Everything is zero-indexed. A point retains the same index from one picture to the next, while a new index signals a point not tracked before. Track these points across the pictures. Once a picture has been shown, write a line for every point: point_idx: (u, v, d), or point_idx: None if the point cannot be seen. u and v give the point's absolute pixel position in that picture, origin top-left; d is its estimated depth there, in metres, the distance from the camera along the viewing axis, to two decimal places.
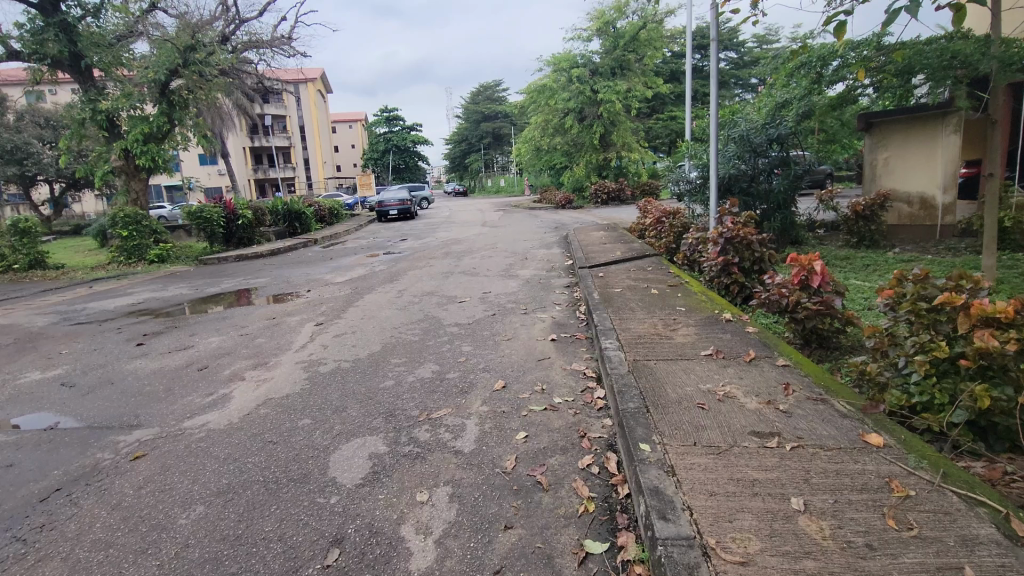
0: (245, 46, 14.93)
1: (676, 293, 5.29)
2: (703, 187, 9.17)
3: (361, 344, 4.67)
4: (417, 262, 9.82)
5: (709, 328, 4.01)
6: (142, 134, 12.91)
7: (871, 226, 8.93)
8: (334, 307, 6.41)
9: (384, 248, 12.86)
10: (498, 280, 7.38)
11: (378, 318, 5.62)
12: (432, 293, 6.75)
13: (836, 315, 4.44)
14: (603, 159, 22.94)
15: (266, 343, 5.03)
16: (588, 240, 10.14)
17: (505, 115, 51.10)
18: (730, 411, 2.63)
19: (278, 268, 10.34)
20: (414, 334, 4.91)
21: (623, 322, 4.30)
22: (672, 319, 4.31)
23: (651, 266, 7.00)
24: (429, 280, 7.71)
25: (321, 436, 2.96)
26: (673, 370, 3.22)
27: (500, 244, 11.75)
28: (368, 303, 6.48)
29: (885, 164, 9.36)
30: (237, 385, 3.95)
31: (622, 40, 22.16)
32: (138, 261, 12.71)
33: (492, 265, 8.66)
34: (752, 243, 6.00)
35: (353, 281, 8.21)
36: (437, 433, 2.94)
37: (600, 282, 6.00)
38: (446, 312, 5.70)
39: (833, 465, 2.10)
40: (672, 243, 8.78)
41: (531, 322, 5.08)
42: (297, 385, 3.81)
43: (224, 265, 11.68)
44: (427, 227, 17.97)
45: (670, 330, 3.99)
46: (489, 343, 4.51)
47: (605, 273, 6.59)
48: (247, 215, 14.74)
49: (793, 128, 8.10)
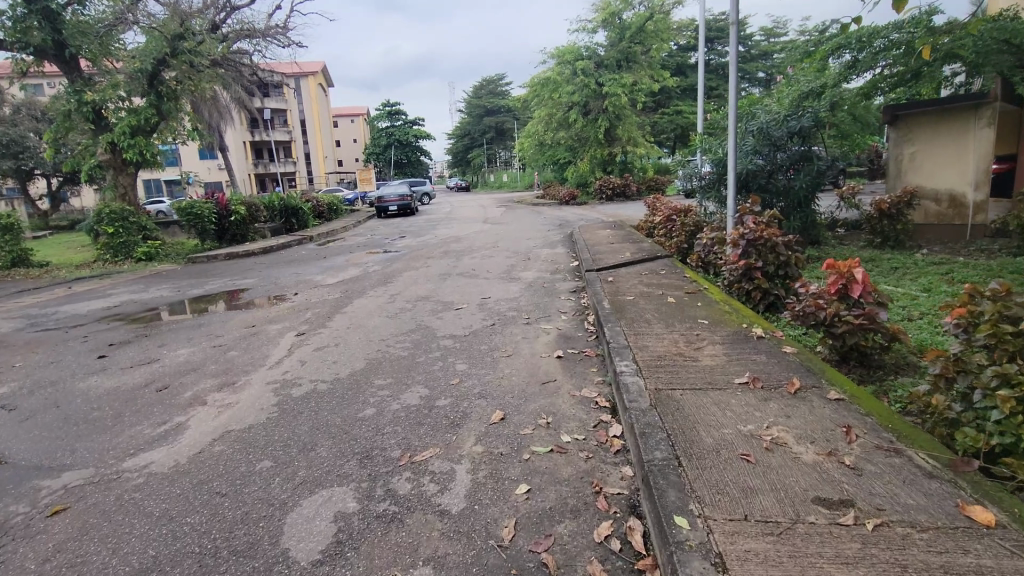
0: (237, 35, 14.35)
1: (695, 303, 4.76)
2: (717, 183, 8.63)
3: (342, 360, 4.15)
4: (414, 262, 9.30)
5: (739, 347, 3.48)
6: (129, 126, 12.36)
7: (897, 226, 8.37)
8: (319, 313, 5.88)
9: (382, 246, 12.34)
10: (498, 283, 6.86)
11: (364, 328, 5.11)
12: (427, 298, 6.23)
13: (881, 330, 3.91)
14: (608, 154, 22.38)
15: (238, 357, 4.51)
16: (595, 239, 9.60)
17: (508, 110, 50.49)
18: (782, 467, 2.10)
19: (268, 267, 9.84)
20: (402, 348, 4.40)
21: (639, 338, 3.77)
22: (695, 335, 3.79)
23: (665, 269, 6.47)
24: (425, 283, 7.19)
25: (279, 487, 2.45)
26: (704, 403, 2.69)
27: (501, 242, 11.20)
28: (357, 309, 5.96)
29: (911, 159, 8.82)
30: (196, 411, 3.44)
31: (628, 32, 21.53)
32: (125, 259, 12.24)
33: (492, 267, 8.13)
34: (777, 246, 5.46)
35: (344, 284, 7.69)
36: (420, 484, 2.42)
37: (610, 288, 5.46)
38: (440, 321, 5.18)
39: (937, 558, 1.59)
40: (684, 242, 8.29)
41: (534, 335, 4.55)
42: (263, 412, 3.29)
43: (213, 263, 11.19)
44: (427, 224, 17.45)
45: (694, 350, 3.47)
46: (486, 360, 4.00)
47: (615, 277, 6.07)
48: (240, 211, 14.19)
49: (817, 120, 7.55)
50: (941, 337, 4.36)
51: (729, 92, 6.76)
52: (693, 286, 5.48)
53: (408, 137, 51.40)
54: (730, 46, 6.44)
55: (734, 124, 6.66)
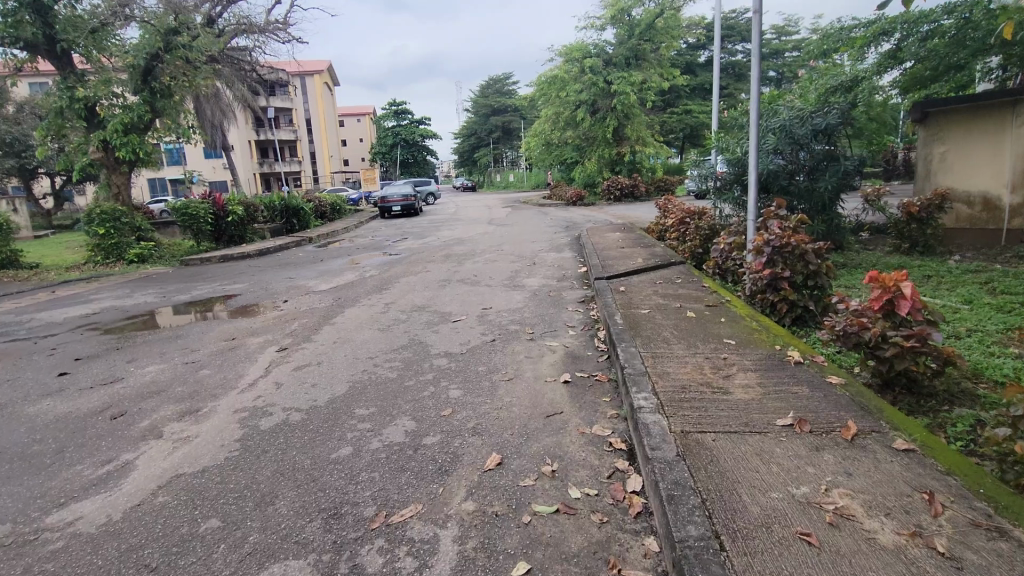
0: (235, 30, 13.96)
1: (717, 318, 4.28)
2: (734, 184, 8.12)
3: (323, 384, 3.69)
4: (413, 266, 8.85)
5: (775, 377, 3.01)
6: (122, 124, 11.97)
7: (926, 230, 7.86)
8: (306, 325, 5.43)
9: (382, 249, 11.89)
10: (501, 291, 6.40)
11: (352, 344, 4.66)
12: (423, 308, 5.77)
13: (933, 353, 3.42)
14: (616, 154, 21.87)
15: (210, 377, 4.07)
16: (604, 243, 9.11)
17: (515, 109, 50.02)
18: (858, 556, 1.62)
19: (262, 271, 9.42)
20: (390, 370, 3.93)
21: (657, 363, 3.30)
22: (722, 359, 3.32)
23: (681, 277, 6.00)
24: (422, 290, 6.73)
25: (222, 560, 1.99)
26: (743, 453, 2.22)
27: (504, 246, 10.73)
28: (347, 320, 5.50)
29: (941, 159, 8.30)
30: (147, 446, 2.98)
31: (637, 29, 21.01)
32: (117, 262, 11.84)
33: (495, 273, 7.67)
34: (806, 254, 4.98)
35: (338, 290, 7.25)
36: (394, 558, 1.96)
37: (623, 300, 4.98)
38: (436, 336, 4.71)
39: None
40: (699, 246, 7.84)
41: (537, 354, 4.07)
42: (223, 450, 2.84)
43: (206, 266, 10.78)
44: (431, 225, 17.01)
45: (723, 380, 3.00)
46: (484, 385, 3.53)
47: (627, 285, 5.60)
48: (237, 211, 13.78)
49: (844, 116, 7.05)
50: (997, 360, 3.87)
51: (751, 85, 6.27)
52: (714, 298, 5.00)
53: (413, 137, 50.98)
54: (753, 35, 5.94)
55: (756, 121, 6.17)
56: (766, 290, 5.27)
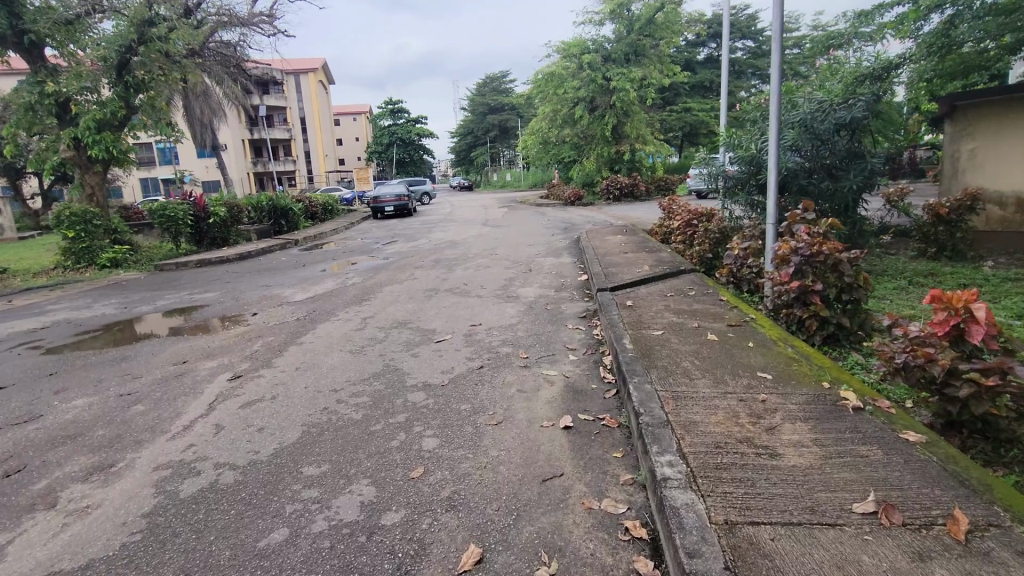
0: (217, 22, 13.22)
1: (743, 341, 3.65)
2: (747, 183, 7.48)
3: (271, 429, 3.03)
4: (400, 273, 8.19)
5: (831, 431, 2.38)
6: (94, 121, 11.24)
7: (955, 233, 7.25)
8: (270, 345, 4.76)
9: (369, 253, 11.21)
10: (493, 304, 5.75)
11: (316, 371, 3.99)
12: (404, 324, 5.10)
13: (1017, 391, 2.76)
14: (615, 152, 21.22)
15: (142, 415, 3.40)
16: (605, 247, 8.45)
17: (512, 106, 49.38)
18: None
19: (238, 278, 8.75)
20: (355, 409, 3.25)
21: (681, 408, 2.66)
22: (759, 402, 2.70)
23: (694, 288, 5.38)
24: (406, 301, 6.07)
25: None
26: (815, 567, 1.58)
27: (499, 250, 10.08)
28: (317, 339, 4.83)
29: (970, 157, 7.73)
30: (29, 522, 2.30)
31: (637, 24, 20.40)
32: (88, 266, 11.14)
33: (487, 281, 7.01)
34: (840, 264, 4.36)
35: (314, 301, 6.58)
36: None
37: (632, 317, 4.34)
38: (414, 362, 4.05)
39: None
40: (709, 251, 7.23)
41: (532, 388, 3.42)
42: (122, 533, 2.17)
43: (180, 271, 10.09)
44: (425, 226, 16.36)
45: (768, 435, 2.36)
46: (469, 431, 2.88)
47: (635, 299, 4.97)
48: (219, 212, 13.12)
49: (871, 109, 6.41)
50: None
51: (771, 73, 5.58)
52: (736, 314, 4.36)
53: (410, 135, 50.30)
54: (774, 18, 5.28)
55: (777, 113, 5.49)
56: (794, 304, 4.66)
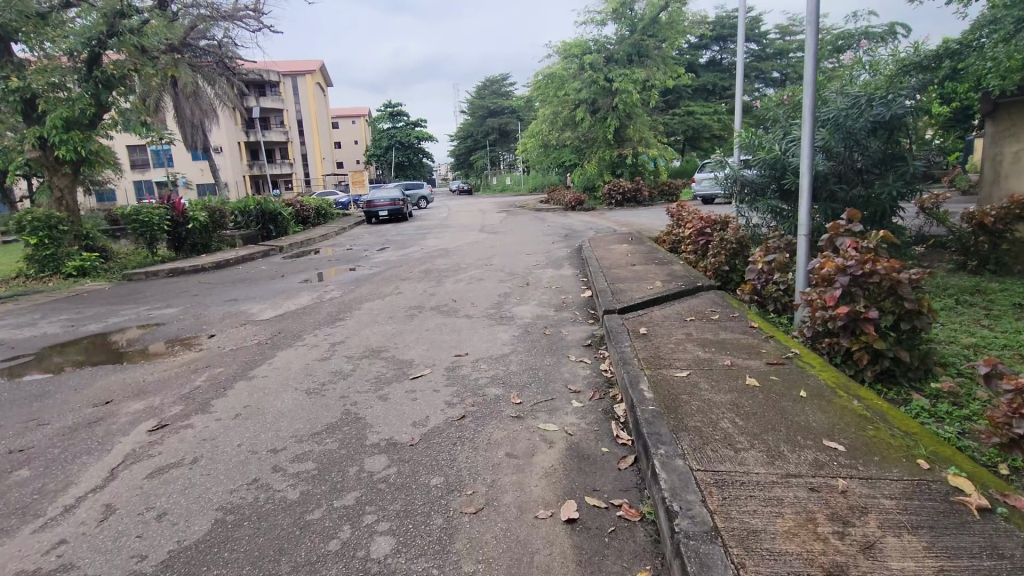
0: (198, 16, 12.49)
1: (793, 388, 2.88)
2: (767, 188, 6.73)
3: (174, 517, 2.26)
4: (384, 285, 7.44)
5: (960, 555, 1.62)
6: (62, 119, 10.43)
7: (1000, 244, 6.47)
8: (217, 379, 4.01)
9: (355, 262, 10.47)
10: (484, 326, 4.99)
11: (259, 419, 3.21)
12: (376, 353, 4.34)
13: None
14: (617, 156, 20.50)
15: (20, 485, 2.63)
16: (610, 258, 7.70)
17: (512, 110, 48.78)
18: None
19: (208, 290, 8.00)
20: (294, 482, 2.49)
21: (732, 505, 1.89)
22: (839, 495, 1.93)
23: (717, 310, 4.62)
24: (385, 322, 5.32)
25: None
26: None
27: (494, 259, 9.32)
28: (270, 373, 4.05)
29: (1014, 160, 6.97)
30: None
31: (640, 24, 19.75)
32: (53, 275, 10.36)
33: (478, 297, 6.25)
34: (899, 287, 3.62)
35: (282, 320, 5.81)
36: None
37: (649, 351, 3.59)
38: (380, 409, 3.27)
39: None
40: (725, 264, 6.48)
41: (526, 453, 2.65)
42: None
43: (149, 282, 9.35)
44: (419, 232, 15.61)
45: (869, 561, 1.60)
46: (438, 526, 2.11)
47: (650, 325, 4.22)
48: (199, 217, 12.37)
49: (913, 105, 5.65)
50: None
51: (805, 62, 4.80)
52: (774, 347, 3.60)
53: (409, 138, 49.67)
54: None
55: (813, 111, 4.75)
56: (838, 333, 3.91)
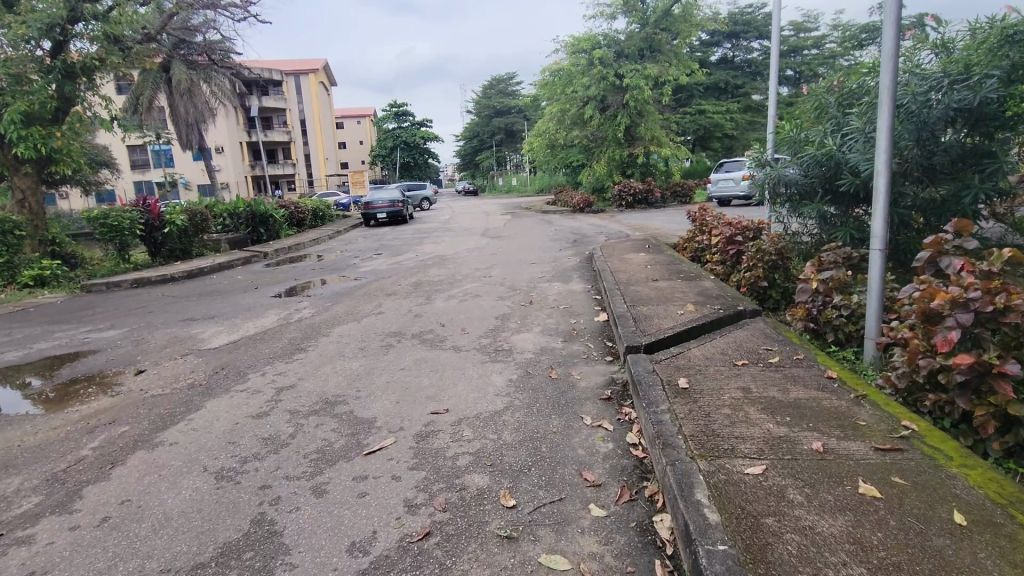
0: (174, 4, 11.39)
1: (938, 506, 1.84)
2: (815, 189, 5.65)
3: None
4: (364, 302, 6.40)
5: None
6: (19, 113, 9.33)
7: None
8: (110, 447, 2.99)
9: (341, 270, 9.41)
10: (474, 365, 3.94)
11: (131, 531, 2.18)
12: (330, 407, 3.31)
13: None
14: (627, 155, 19.42)
15: None
16: (627, 270, 6.66)
17: (518, 109, 47.79)
18: None
19: (166, 306, 6.99)
20: None
21: None
22: None
23: (773, 348, 3.56)
24: (352, 357, 4.30)
25: None
26: None
27: (494, 269, 8.30)
28: (184, 437, 3.03)
29: None
30: None
31: (652, 17, 18.59)
32: (8, 285, 9.38)
33: (471, 321, 5.21)
34: None
35: (232, 351, 4.77)
36: None
37: (697, 422, 2.54)
38: (310, 514, 2.23)
39: None
40: (764, 278, 5.40)
41: None
42: None
43: (109, 294, 8.35)
44: (416, 236, 14.53)
45: None
46: None
47: (689, 373, 3.16)
48: (177, 221, 11.35)
49: (1009, 87, 4.52)
50: None
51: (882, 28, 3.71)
52: (875, 418, 2.54)
53: (413, 139, 48.74)
54: None
55: (891, 91, 3.67)
56: (949, 390, 2.82)
